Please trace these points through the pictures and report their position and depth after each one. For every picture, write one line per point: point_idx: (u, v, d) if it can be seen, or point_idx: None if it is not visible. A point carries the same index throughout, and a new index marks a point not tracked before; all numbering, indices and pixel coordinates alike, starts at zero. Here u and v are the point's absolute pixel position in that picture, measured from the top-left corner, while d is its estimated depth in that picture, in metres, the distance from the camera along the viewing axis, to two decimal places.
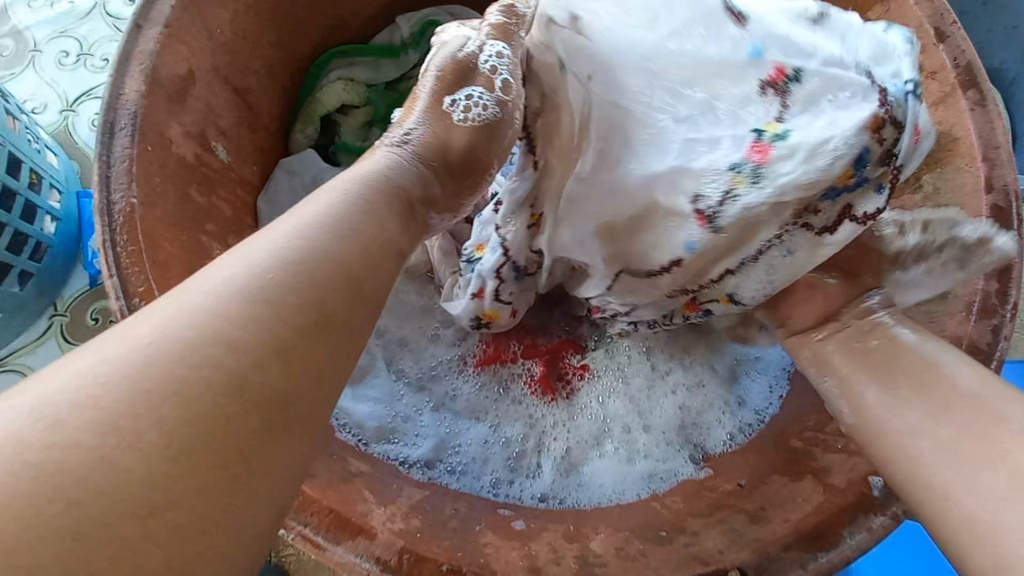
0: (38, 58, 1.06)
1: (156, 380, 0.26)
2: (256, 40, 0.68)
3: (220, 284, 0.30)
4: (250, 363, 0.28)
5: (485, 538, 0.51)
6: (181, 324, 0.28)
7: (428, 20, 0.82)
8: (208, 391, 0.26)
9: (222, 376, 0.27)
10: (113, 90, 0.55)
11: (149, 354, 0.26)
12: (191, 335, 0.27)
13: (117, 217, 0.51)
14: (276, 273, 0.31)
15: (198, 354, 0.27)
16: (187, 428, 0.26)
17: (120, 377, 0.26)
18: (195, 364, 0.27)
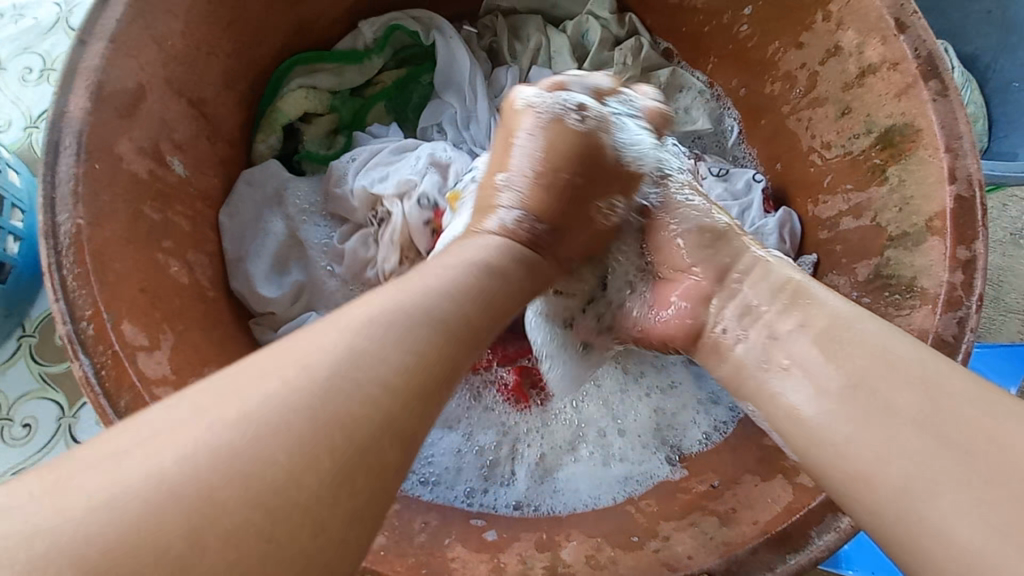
0: (0, 74, 1.04)
1: (285, 408, 0.28)
2: (211, 50, 0.66)
3: (300, 367, 0.30)
4: (378, 393, 0.31)
5: (453, 551, 0.50)
6: (264, 414, 0.28)
7: (391, 25, 0.81)
8: (357, 411, 0.29)
9: (317, 454, 0.27)
10: (57, 107, 0.53)
11: (249, 445, 0.27)
12: (291, 423, 0.28)
13: (62, 239, 0.49)
14: (362, 343, 0.32)
15: (346, 379, 0.30)
16: (316, 438, 0.28)
17: (247, 403, 0.28)
18: (264, 441, 0.27)
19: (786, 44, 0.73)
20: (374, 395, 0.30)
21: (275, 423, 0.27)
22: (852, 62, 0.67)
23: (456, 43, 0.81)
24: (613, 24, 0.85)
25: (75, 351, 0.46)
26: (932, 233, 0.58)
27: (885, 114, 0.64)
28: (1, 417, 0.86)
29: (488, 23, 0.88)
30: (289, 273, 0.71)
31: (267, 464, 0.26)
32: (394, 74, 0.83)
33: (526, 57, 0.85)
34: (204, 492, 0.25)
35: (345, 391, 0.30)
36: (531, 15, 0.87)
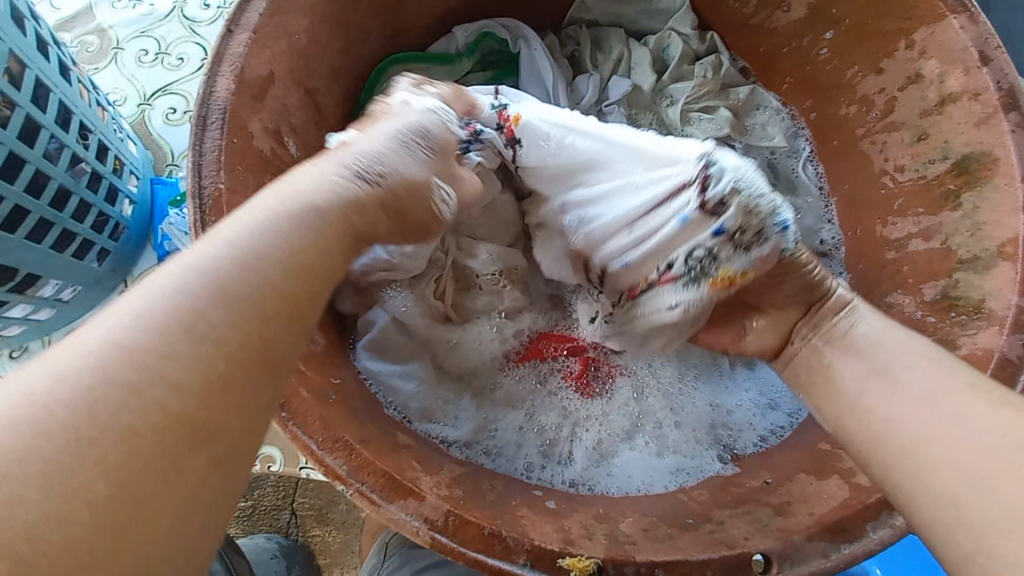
0: (121, 55, 1.16)
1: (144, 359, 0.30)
2: (327, 45, 0.74)
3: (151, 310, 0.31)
4: (218, 367, 0.31)
5: (520, 512, 0.55)
6: (139, 343, 0.30)
7: (483, 32, 0.88)
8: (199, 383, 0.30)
9: (176, 437, 0.29)
10: (206, 88, 0.61)
11: (136, 371, 0.29)
12: (161, 348, 0.30)
13: (206, 201, 0.57)
14: (199, 298, 0.33)
15: (197, 344, 0.31)
16: (161, 413, 0.29)
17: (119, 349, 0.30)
18: (159, 368, 0.30)
19: (863, 70, 0.76)
20: (220, 365, 0.32)
21: (160, 341, 0.31)
22: (932, 90, 0.69)
23: (540, 53, 0.87)
24: (693, 40, 0.89)
25: None
26: (1003, 259, 0.59)
27: (963, 142, 0.66)
28: None
29: (572, 33, 0.93)
30: None
31: (142, 390, 0.29)
32: (481, 76, 0.89)
33: (608, 66, 0.90)
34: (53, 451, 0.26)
35: (210, 326, 0.32)
36: (614, 29, 0.92)
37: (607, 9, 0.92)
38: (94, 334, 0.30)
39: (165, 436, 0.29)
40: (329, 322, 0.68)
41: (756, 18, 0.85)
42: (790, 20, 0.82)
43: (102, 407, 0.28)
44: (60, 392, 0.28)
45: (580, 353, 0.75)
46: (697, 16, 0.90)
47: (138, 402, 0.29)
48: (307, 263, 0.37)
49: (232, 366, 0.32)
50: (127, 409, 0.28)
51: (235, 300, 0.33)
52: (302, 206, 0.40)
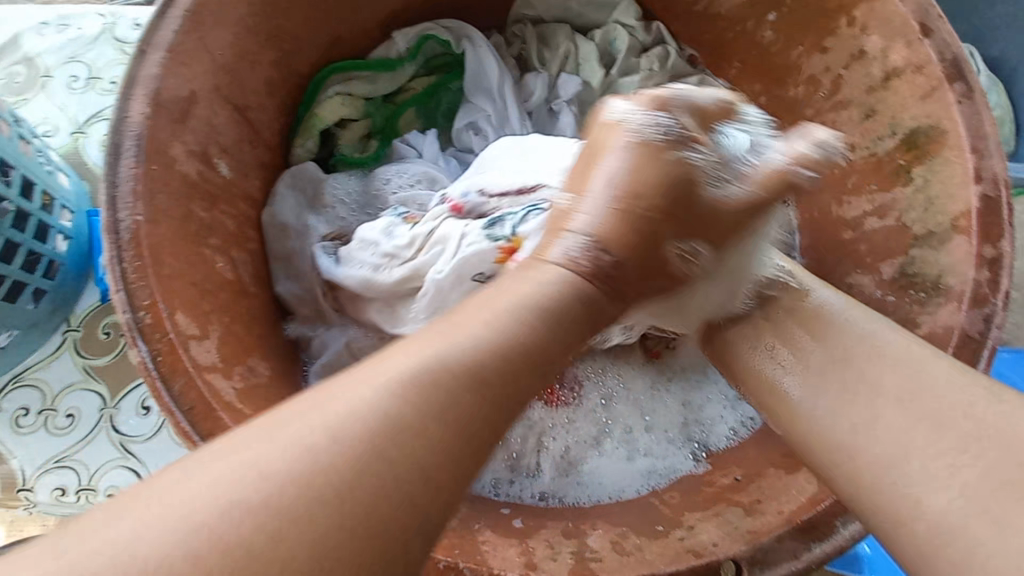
0: (50, 83, 1.10)
1: (308, 483, 0.29)
2: (255, 59, 0.70)
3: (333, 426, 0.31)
4: (407, 489, 0.30)
5: (484, 536, 0.52)
6: (367, 458, 0.30)
7: (424, 35, 0.84)
8: (364, 516, 0.29)
9: (364, 570, 0.28)
10: (119, 113, 0.57)
11: (350, 481, 0.29)
12: (365, 471, 0.30)
13: (124, 234, 0.53)
14: (408, 402, 0.33)
15: (406, 479, 0.31)
16: (319, 540, 0.28)
17: (279, 467, 0.29)
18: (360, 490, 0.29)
19: (808, 50, 0.75)
20: (404, 497, 0.30)
21: (364, 451, 0.30)
22: (876, 66, 0.68)
23: (485, 51, 0.85)
24: (639, 31, 0.87)
25: (135, 337, 0.50)
26: (956, 233, 0.58)
27: (910, 117, 0.65)
28: (46, 406, 0.91)
29: (517, 31, 0.91)
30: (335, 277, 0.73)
31: (367, 504, 0.29)
32: (425, 81, 0.86)
33: (556, 64, 0.88)
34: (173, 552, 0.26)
35: (423, 441, 0.32)
36: (559, 25, 0.90)
37: (551, 4, 0.89)
38: (220, 464, 0.29)
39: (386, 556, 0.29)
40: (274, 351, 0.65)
41: (698, 4, 0.83)
42: (733, 4, 0.80)
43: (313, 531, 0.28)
44: (270, 501, 0.28)
45: None
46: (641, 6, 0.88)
47: (372, 514, 0.29)
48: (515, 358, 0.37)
49: (427, 503, 0.31)
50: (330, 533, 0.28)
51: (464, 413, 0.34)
52: (527, 299, 0.40)
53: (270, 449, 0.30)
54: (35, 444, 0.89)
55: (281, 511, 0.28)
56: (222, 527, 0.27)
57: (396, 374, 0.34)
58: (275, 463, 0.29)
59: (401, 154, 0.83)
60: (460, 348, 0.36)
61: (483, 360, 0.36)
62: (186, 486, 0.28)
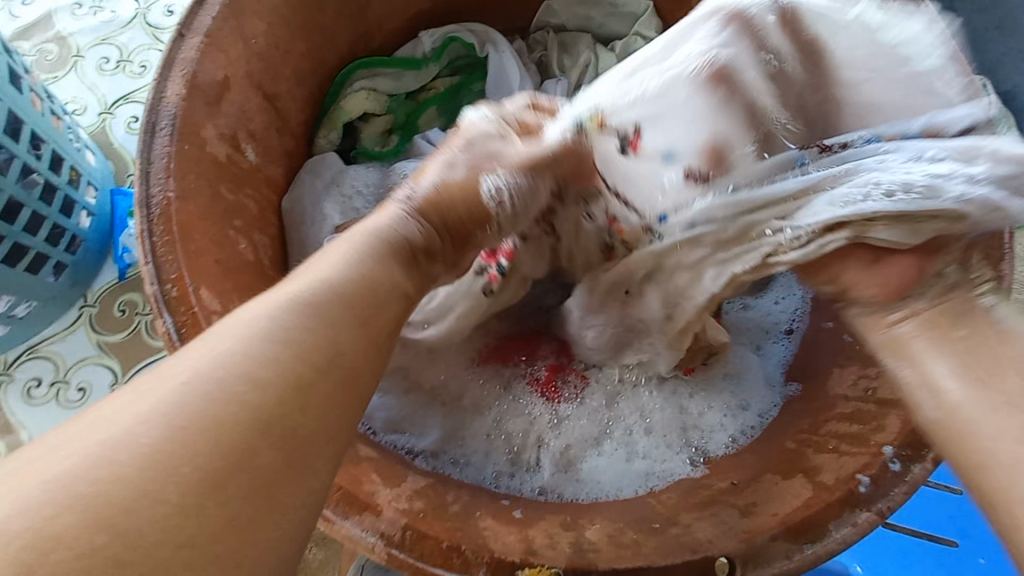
0: (81, 63, 1.13)
1: (161, 428, 0.30)
2: (287, 49, 0.72)
3: (187, 374, 0.33)
4: (242, 426, 0.32)
5: (484, 522, 0.53)
6: (215, 390, 0.32)
7: (450, 36, 0.87)
8: (208, 445, 0.31)
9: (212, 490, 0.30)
10: (157, 93, 0.59)
11: (198, 404, 0.32)
12: (226, 394, 0.32)
13: (155, 210, 0.55)
14: (273, 336, 0.36)
15: (247, 403, 0.33)
16: (173, 471, 0.29)
17: (128, 428, 0.30)
18: (213, 417, 0.31)
19: None
20: (244, 425, 0.32)
21: (211, 393, 0.32)
22: None
23: (508, 56, 0.87)
24: None
25: (160, 309, 0.52)
26: None
27: None
28: (58, 378, 0.93)
29: (539, 38, 0.93)
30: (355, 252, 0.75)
31: (211, 425, 0.31)
32: (448, 81, 0.89)
33: (575, 72, 0.90)
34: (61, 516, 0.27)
35: (291, 364, 0.35)
36: (581, 34, 0.92)
37: (574, 13, 0.92)
38: (95, 430, 0.30)
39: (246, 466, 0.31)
40: None
41: None
42: None
43: (172, 449, 0.30)
44: (110, 437, 0.30)
45: (546, 359, 0.74)
46: (663, 21, 0.91)
47: (218, 425, 0.31)
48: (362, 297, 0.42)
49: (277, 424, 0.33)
50: (171, 439, 0.30)
51: (312, 342, 0.37)
52: (351, 254, 0.44)
53: (128, 421, 0.31)
54: (46, 415, 0.91)
55: (124, 442, 0.30)
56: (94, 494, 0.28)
57: (251, 324, 0.36)
58: (120, 430, 0.30)
59: (420, 149, 0.85)
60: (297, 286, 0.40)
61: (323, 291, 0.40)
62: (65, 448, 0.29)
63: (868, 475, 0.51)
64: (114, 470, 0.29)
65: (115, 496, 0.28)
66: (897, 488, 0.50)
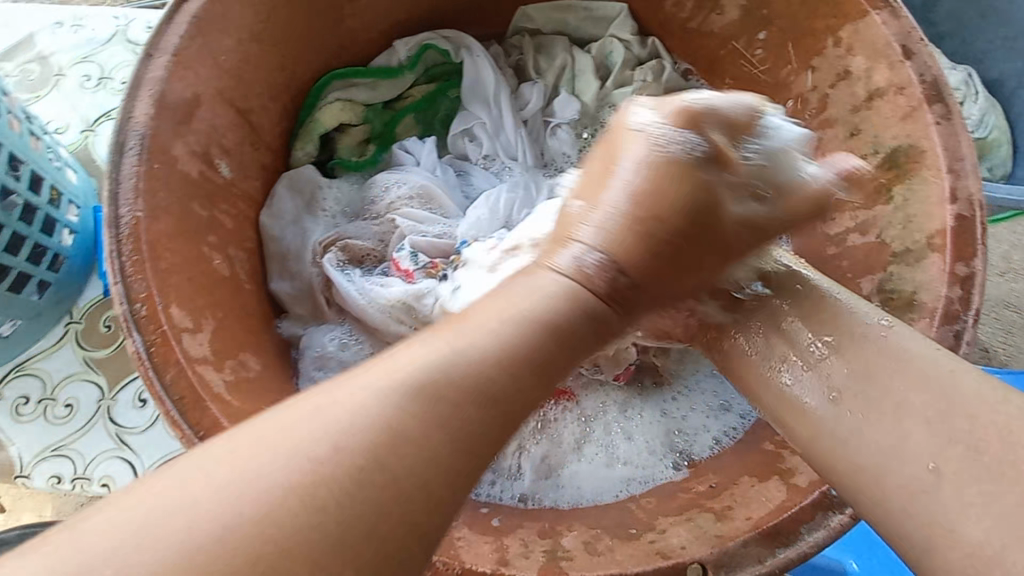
0: (62, 81, 1.13)
1: (296, 490, 0.30)
2: (258, 64, 0.73)
3: (306, 432, 0.33)
4: (387, 480, 0.32)
5: (460, 532, 0.53)
6: (345, 431, 0.33)
7: (424, 45, 0.87)
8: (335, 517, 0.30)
9: (306, 572, 0.29)
10: (124, 113, 0.60)
11: (341, 437, 0.33)
12: (353, 459, 0.32)
13: (123, 229, 0.55)
14: (462, 370, 0.36)
15: (361, 457, 0.32)
16: (303, 539, 0.29)
17: (257, 475, 0.31)
18: (341, 443, 0.32)
19: (797, 68, 0.77)
20: (373, 487, 0.32)
21: (332, 435, 0.33)
22: (860, 86, 0.70)
23: (483, 61, 0.87)
24: (635, 45, 0.90)
25: (129, 328, 0.52)
26: (932, 251, 0.60)
27: (891, 136, 0.66)
28: (46, 395, 0.93)
29: (515, 42, 0.93)
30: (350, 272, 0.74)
31: (356, 470, 0.32)
32: (424, 89, 0.89)
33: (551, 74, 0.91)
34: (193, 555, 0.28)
35: (430, 435, 0.34)
36: (556, 37, 0.93)
37: (549, 17, 0.92)
38: (243, 469, 0.31)
39: (389, 510, 0.32)
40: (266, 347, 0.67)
41: (692, 21, 0.86)
42: (727, 22, 0.82)
43: (327, 473, 0.31)
44: (256, 472, 0.31)
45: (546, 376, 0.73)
46: (638, 23, 0.91)
47: (362, 515, 0.31)
48: (574, 321, 0.40)
49: (393, 500, 0.32)
50: (355, 474, 0.32)
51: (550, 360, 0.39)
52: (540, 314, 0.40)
53: (246, 463, 0.31)
54: (34, 432, 0.91)
55: (244, 501, 0.30)
56: (270, 532, 0.29)
57: (346, 398, 0.34)
58: (252, 483, 0.30)
59: (399, 161, 0.85)
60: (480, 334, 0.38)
61: (539, 335, 0.39)
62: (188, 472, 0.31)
63: None
64: (273, 514, 0.30)
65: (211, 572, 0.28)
66: None
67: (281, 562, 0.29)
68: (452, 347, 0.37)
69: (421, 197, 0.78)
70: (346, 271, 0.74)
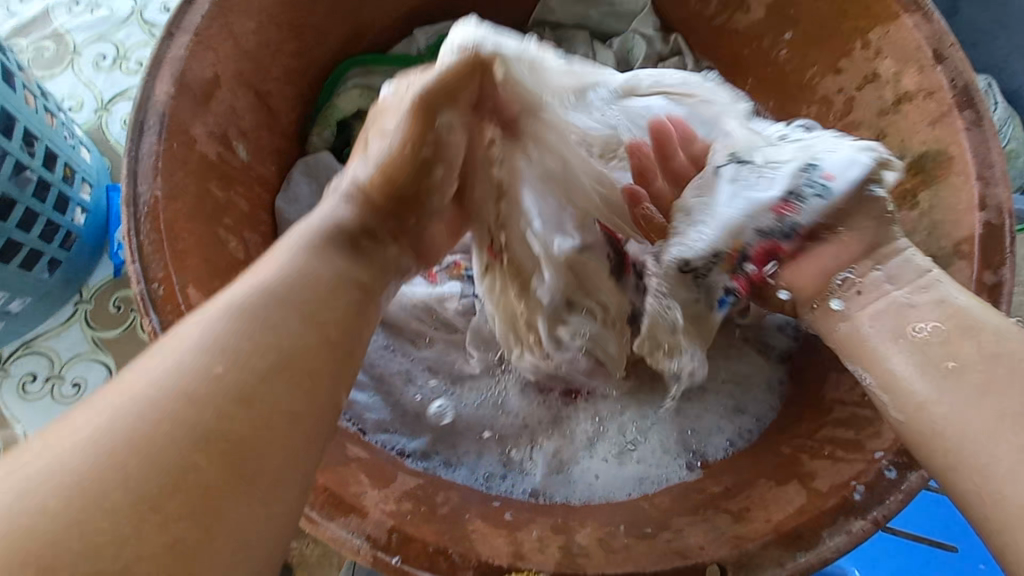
0: (77, 59, 1.13)
1: (146, 415, 0.30)
2: (279, 47, 0.72)
3: (148, 375, 0.32)
4: (215, 388, 0.32)
5: (474, 525, 0.53)
6: (144, 411, 0.30)
7: (444, 34, 0.86)
8: (187, 412, 0.31)
9: (165, 480, 0.28)
10: (145, 91, 0.59)
11: (141, 415, 0.30)
12: (176, 382, 0.32)
13: (142, 208, 0.54)
14: (219, 327, 0.35)
15: (193, 380, 0.32)
16: (161, 449, 0.29)
17: (113, 415, 0.30)
18: (163, 405, 0.31)
19: (823, 70, 0.76)
20: (197, 389, 0.32)
21: (170, 366, 0.33)
22: (888, 90, 0.69)
23: None
24: (657, 42, 0.89)
25: (147, 308, 0.51)
26: (959, 257, 0.59)
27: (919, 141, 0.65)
28: (53, 374, 0.93)
29: (536, 35, 0.92)
30: None
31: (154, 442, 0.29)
32: None
33: None
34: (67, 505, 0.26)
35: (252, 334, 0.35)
36: (577, 30, 0.92)
37: (570, 11, 0.91)
38: (93, 414, 0.30)
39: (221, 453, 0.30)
40: None
41: (717, 20, 0.85)
42: (753, 21, 0.81)
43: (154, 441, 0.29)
44: (113, 415, 0.30)
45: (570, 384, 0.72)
46: (660, 19, 0.90)
47: (202, 424, 0.31)
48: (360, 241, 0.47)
49: (218, 404, 0.32)
50: (191, 385, 0.32)
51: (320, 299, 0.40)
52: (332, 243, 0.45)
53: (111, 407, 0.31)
54: (40, 411, 0.91)
55: (103, 443, 0.29)
56: (136, 454, 0.29)
57: (191, 330, 0.35)
58: (107, 419, 0.30)
59: None
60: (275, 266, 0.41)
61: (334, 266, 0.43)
62: (70, 431, 0.30)
63: (860, 482, 0.50)
64: (114, 442, 0.29)
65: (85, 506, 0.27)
66: (892, 496, 0.49)
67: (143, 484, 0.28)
68: (254, 277, 0.40)
69: None
70: None
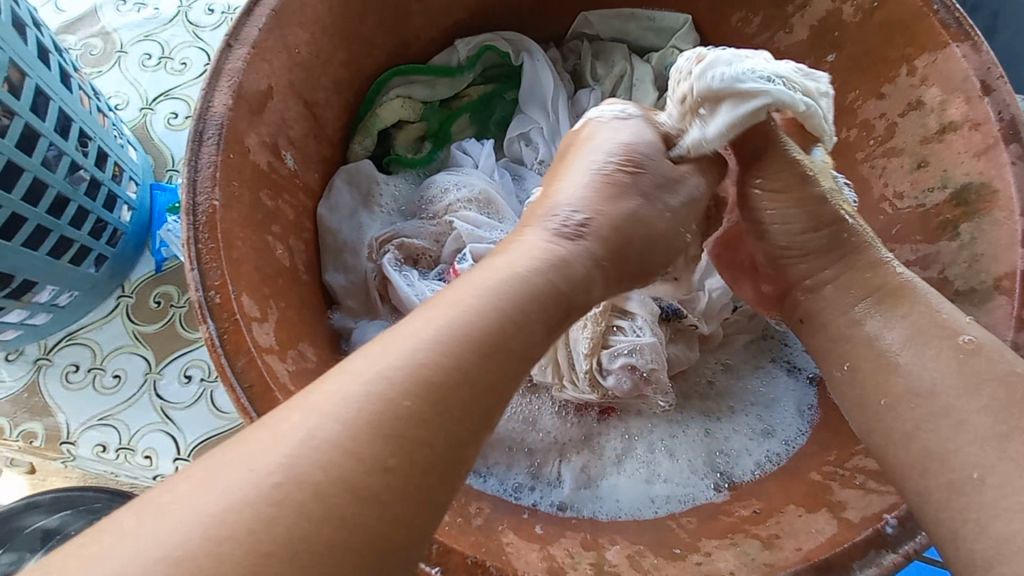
0: (124, 58, 1.16)
1: (359, 432, 0.34)
2: (328, 59, 0.74)
3: (308, 421, 0.34)
4: (450, 393, 0.37)
5: (507, 538, 0.54)
6: (336, 430, 0.34)
7: (484, 45, 0.87)
8: (402, 425, 0.35)
9: (373, 479, 0.33)
10: (204, 102, 0.61)
11: (304, 460, 0.33)
12: (432, 388, 0.37)
13: (200, 217, 0.56)
14: (437, 330, 0.39)
15: (402, 396, 0.36)
16: (331, 466, 0.33)
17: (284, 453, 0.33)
18: (392, 416, 0.35)
19: (865, 94, 0.76)
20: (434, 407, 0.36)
21: (382, 387, 0.36)
22: (932, 118, 0.68)
23: (543, 65, 0.87)
24: None
25: (203, 315, 0.53)
26: (1000, 293, 0.60)
27: (962, 172, 0.65)
28: (95, 365, 0.96)
29: (573, 47, 0.93)
30: (406, 271, 0.76)
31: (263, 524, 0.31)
32: (481, 89, 0.90)
33: (610, 82, 0.91)
34: (230, 534, 0.30)
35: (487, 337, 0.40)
36: (615, 44, 0.92)
37: (609, 25, 0.92)
38: (249, 458, 0.33)
39: (331, 502, 0.32)
40: (320, 339, 0.68)
41: (759, 38, 0.85)
42: (794, 42, 0.81)
43: (236, 516, 0.31)
44: (271, 455, 0.33)
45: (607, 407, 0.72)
46: (700, 35, 0.90)
47: (393, 431, 0.35)
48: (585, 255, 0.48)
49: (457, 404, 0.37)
50: (386, 405, 0.35)
51: (539, 294, 0.44)
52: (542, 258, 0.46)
53: (253, 458, 0.33)
54: (83, 400, 0.95)
55: (246, 495, 0.31)
56: (291, 489, 0.32)
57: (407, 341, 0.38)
58: (284, 452, 0.33)
59: (457, 161, 0.86)
60: (488, 279, 0.43)
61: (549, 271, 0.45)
62: (205, 487, 0.32)
63: (894, 515, 0.50)
64: (331, 460, 0.33)
65: (245, 538, 0.30)
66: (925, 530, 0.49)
67: (279, 508, 0.31)
68: (447, 303, 0.41)
69: (476, 200, 0.78)
70: (402, 272, 0.76)
